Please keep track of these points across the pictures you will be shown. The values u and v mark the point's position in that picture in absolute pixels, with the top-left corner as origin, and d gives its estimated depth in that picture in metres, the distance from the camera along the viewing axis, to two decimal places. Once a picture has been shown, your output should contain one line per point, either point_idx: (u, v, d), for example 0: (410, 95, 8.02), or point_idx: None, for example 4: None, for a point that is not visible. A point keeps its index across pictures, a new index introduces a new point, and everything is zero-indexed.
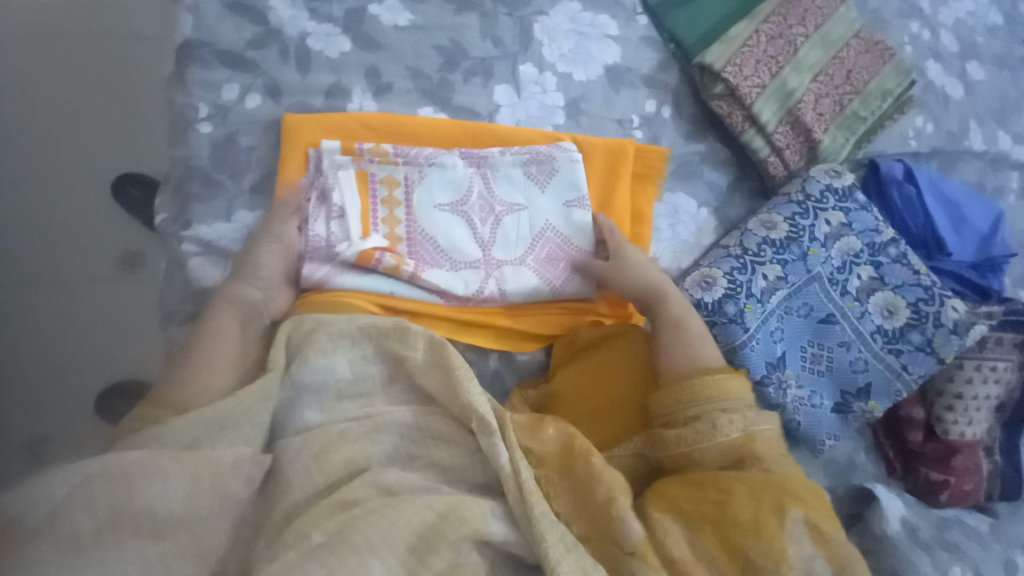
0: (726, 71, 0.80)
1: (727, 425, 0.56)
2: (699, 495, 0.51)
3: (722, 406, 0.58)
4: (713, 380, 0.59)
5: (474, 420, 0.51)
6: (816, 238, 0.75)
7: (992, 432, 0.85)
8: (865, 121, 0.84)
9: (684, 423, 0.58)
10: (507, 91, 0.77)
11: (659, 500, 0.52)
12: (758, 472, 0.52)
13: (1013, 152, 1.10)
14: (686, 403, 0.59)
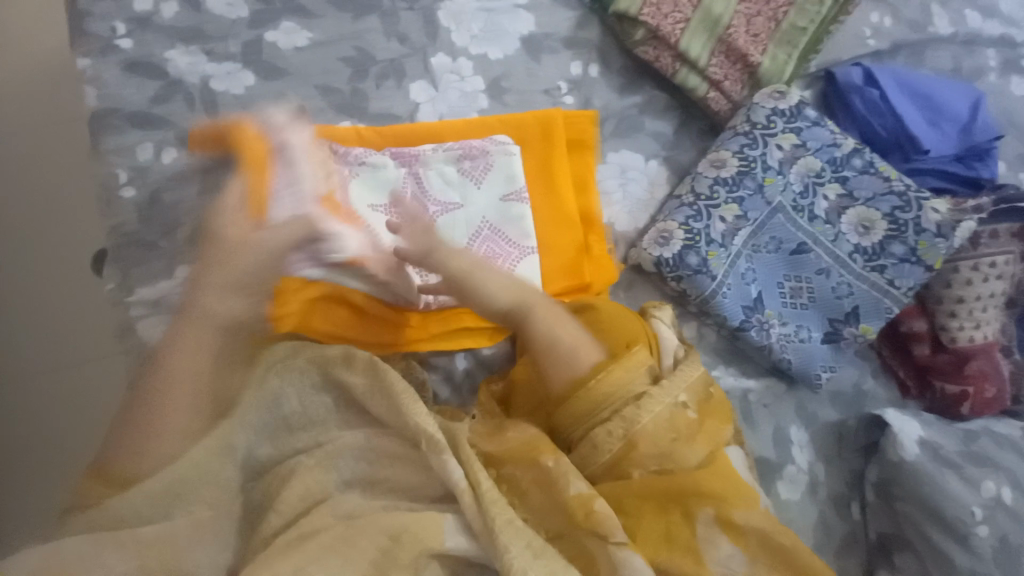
0: (643, 14, 0.75)
1: (614, 434, 0.57)
2: (663, 490, 0.55)
3: (612, 409, 0.58)
4: (598, 393, 0.59)
5: (423, 439, 0.51)
6: (771, 165, 0.71)
7: (1007, 330, 0.78)
8: (806, 31, 0.77)
9: (608, 433, 0.57)
10: (424, 87, 0.75)
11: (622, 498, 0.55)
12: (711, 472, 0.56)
13: (985, 29, 1.02)
14: (607, 411, 0.58)
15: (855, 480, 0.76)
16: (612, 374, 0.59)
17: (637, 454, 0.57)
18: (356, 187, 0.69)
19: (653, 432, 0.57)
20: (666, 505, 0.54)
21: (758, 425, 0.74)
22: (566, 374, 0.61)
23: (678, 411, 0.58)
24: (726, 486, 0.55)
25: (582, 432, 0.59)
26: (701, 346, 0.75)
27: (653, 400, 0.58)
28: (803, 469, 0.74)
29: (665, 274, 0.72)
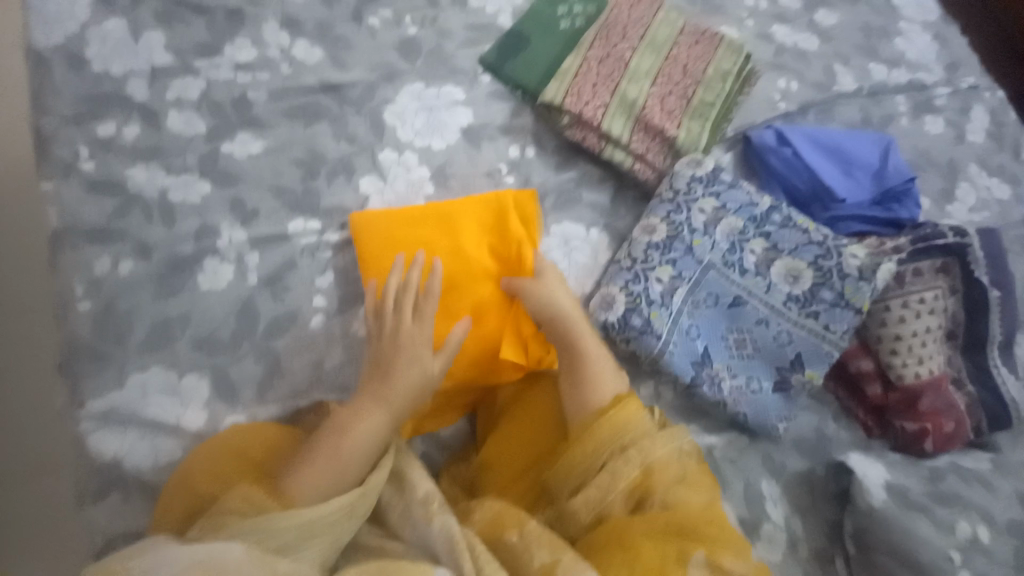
0: (567, 102, 0.84)
1: (630, 462, 0.57)
2: (657, 541, 0.52)
3: (625, 443, 0.58)
4: (615, 423, 0.59)
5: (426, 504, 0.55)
6: (696, 227, 0.77)
7: (955, 363, 0.78)
8: (713, 105, 0.87)
9: (616, 475, 0.57)
10: (373, 179, 0.81)
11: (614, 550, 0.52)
12: (709, 518, 0.54)
13: (892, 78, 1.10)
14: (617, 448, 0.58)
15: (835, 534, 0.73)
16: (630, 407, 0.60)
17: (648, 487, 0.56)
18: (303, 271, 0.73)
19: (666, 468, 0.57)
20: (664, 545, 0.51)
21: (729, 483, 0.72)
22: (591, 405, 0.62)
23: (686, 454, 0.59)
24: (719, 532, 0.52)
25: (597, 460, 0.58)
26: (659, 404, 0.75)
27: (664, 438, 0.59)
28: (780, 525, 0.71)
29: (613, 337, 0.74)
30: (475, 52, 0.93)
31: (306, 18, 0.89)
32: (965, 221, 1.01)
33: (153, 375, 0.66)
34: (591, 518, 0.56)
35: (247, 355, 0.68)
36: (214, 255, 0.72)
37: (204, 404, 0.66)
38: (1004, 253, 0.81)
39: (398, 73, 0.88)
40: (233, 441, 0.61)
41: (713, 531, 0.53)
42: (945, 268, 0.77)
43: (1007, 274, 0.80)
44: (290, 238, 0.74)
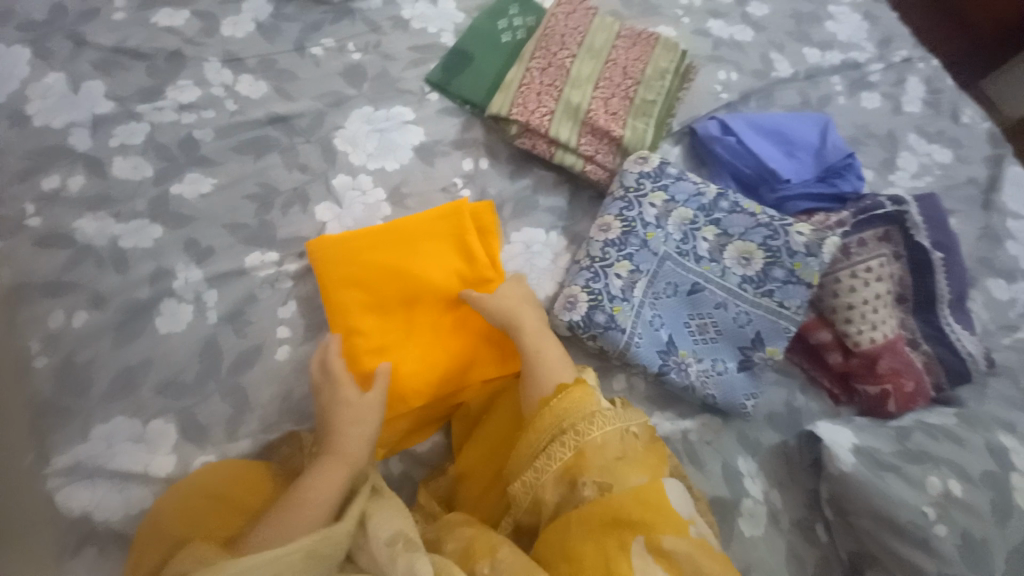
0: (513, 113, 0.86)
1: (566, 445, 0.58)
2: (593, 530, 0.52)
3: (565, 428, 0.59)
4: (554, 409, 0.60)
5: (400, 541, 0.53)
6: (649, 222, 0.80)
7: (907, 324, 0.82)
8: (655, 103, 0.90)
9: (555, 467, 0.58)
10: (330, 207, 0.81)
11: (557, 547, 0.53)
12: (645, 496, 0.53)
13: (827, 59, 1.15)
14: (556, 438, 0.59)
15: (813, 502, 0.76)
16: (573, 395, 0.61)
17: (586, 469, 0.56)
18: (268, 306, 0.73)
19: (603, 449, 0.57)
20: (602, 539, 0.52)
21: (707, 465, 0.73)
22: (535, 396, 0.63)
23: (628, 434, 0.59)
24: (657, 513, 0.52)
25: (537, 447, 0.60)
26: (633, 396, 0.77)
27: (605, 419, 0.59)
28: (759, 499, 0.73)
29: (580, 335, 0.75)
30: (420, 71, 0.95)
31: (248, 53, 0.90)
32: (909, 187, 1.05)
33: (119, 424, 0.65)
34: (532, 501, 0.58)
35: (215, 394, 0.68)
36: (172, 296, 0.71)
37: (174, 447, 0.65)
38: (943, 215, 0.84)
39: (345, 100, 0.90)
40: (205, 485, 0.60)
41: (647, 510, 0.52)
42: (886, 235, 0.81)
43: (949, 234, 0.82)
44: (250, 273, 0.74)
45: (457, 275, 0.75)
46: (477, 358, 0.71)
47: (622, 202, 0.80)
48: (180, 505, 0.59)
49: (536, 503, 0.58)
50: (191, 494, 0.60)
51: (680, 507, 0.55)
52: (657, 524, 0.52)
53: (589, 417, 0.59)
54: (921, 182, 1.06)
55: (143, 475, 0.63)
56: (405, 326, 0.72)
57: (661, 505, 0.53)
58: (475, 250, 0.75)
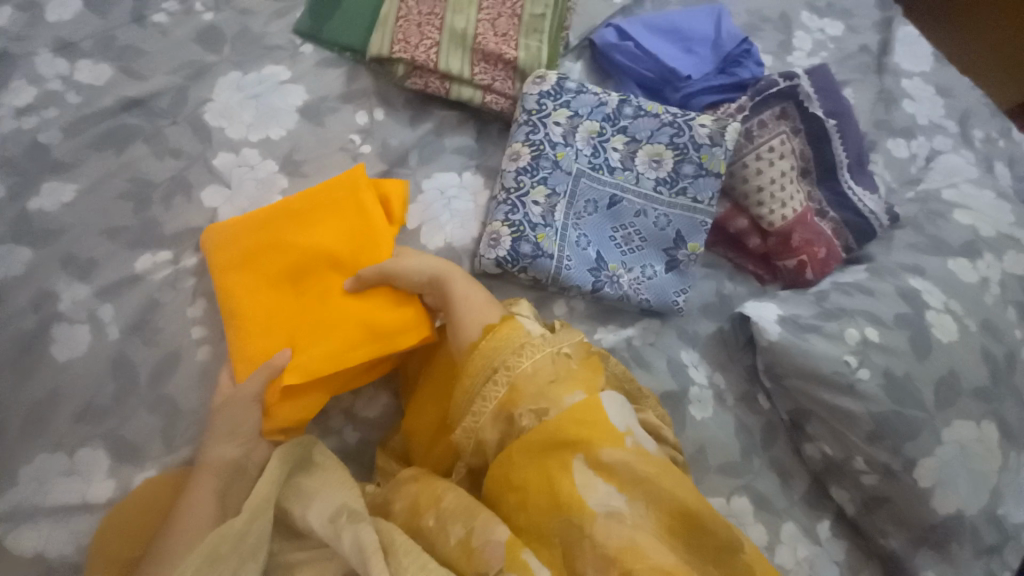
0: (395, 51, 0.79)
1: (500, 383, 0.59)
2: (534, 459, 0.54)
3: (496, 366, 0.60)
4: (484, 348, 0.61)
5: (341, 516, 0.55)
6: (557, 141, 0.77)
7: (816, 196, 0.85)
8: (545, 16, 0.86)
9: (492, 407, 0.58)
10: (217, 190, 0.75)
11: (503, 481, 0.55)
12: (579, 415, 0.55)
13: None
14: (489, 378, 0.60)
15: (751, 376, 0.81)
16: (500, 333, 0.61)
17: (521, 400, 0.57)
18: (175, 308, 0.68)
19: (535, 376, 0.58)
20: (544, 461, 0.54)
21: (652, 366, 0.77)
22: (463, 340, 0.63)
23: (563, 357, 0.60)
24: (594, 429, 0.55)
25: (475, 392, 0.60)
26: (573, 318, 0.78)
27: (534, 348, 0.60)
28: (704, 384, 0.78)
29: (510, 270, 0.75)
30: (287, 24, 0.86)
31: (80, 34, 0.78)
32: (807, 65, 1.07)
33: (37, 463, 0.60)
34: (476, 443, 0.59)
35: (139, 410, 0.64)
36: (62, 320, 0.65)
37: (108, 471, 0.61)
38: (834, 84, 0.87)
39: (207, 70, 0.81)
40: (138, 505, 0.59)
41: (582, 428, 0.55)
42: (784, 112, 0.82)
43: (840, 101, 0.85)
44: (145, 279, 0.69)
45: (346, 243, 0.69)
46: (374, 330, 0.64)
47: (527, 126, 0.78)
48: (110, 533, 0.58)
49: (479, 445, 0.59)
50: (116, 522, 0.58)
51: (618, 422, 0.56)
52: (592, 439, 0.54)
53: (518, 352, 0.60)
54: (817, 58, 1.09)
55: (80, 507, 0.59)
56: (301, 307, 0.66)
57: (594, 422, 0.55)
58: (365, 214, 0.70)
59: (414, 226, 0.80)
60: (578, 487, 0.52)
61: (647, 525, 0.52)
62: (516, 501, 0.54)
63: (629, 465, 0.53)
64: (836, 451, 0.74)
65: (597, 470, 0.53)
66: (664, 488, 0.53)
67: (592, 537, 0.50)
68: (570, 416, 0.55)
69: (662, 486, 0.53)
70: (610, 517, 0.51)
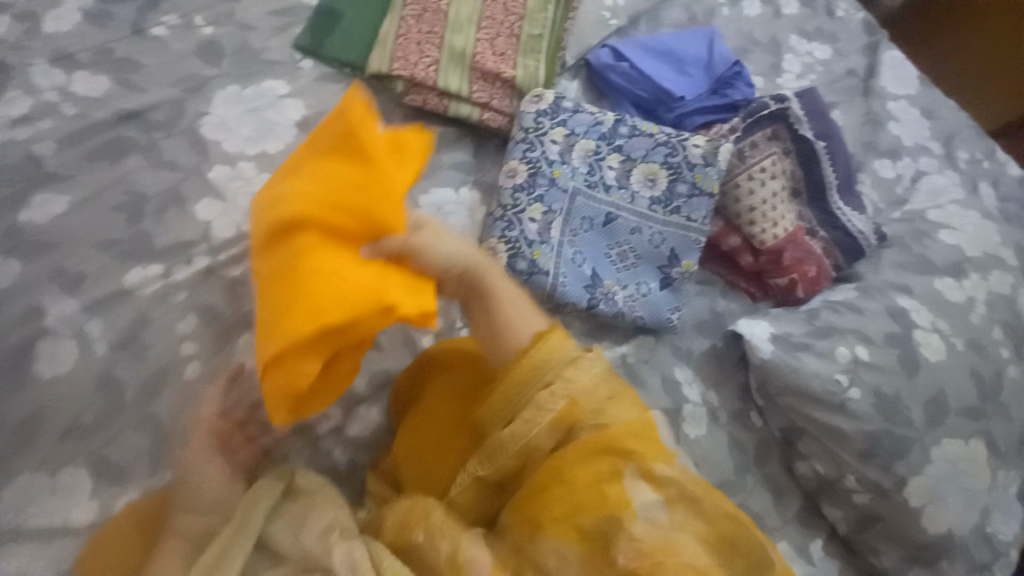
0: (393, 69, 0.80)
1: (557, 394, 0.57)
2: (586, 467, 0.54)
3: (552, 377, 0.58)
4: (539, 356, 0.58)
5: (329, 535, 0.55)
6: (554, 159, 0.78)
7: (807, 215, 0.87)
8: (542, 36, 0.87)
9: (544, 413, 0.57)
10: (211, 204, 0.75)
11: (551, 485, 0.54)
12: (632, 431, 0.56)
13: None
14: (542, 389, 0.57)
15: (744, 394, 0.81)
16: (551, 341, 0.59)
17: (580, 415, 0.57)
18: (166, 323, 0.67)
19: (594, 391, 0.58)
20: (596, 472, 0.54)
21: (647, 384, 0.77)
22: (512, 346, 0.60)
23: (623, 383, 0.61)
24: (647, 443, 0.56)
25: (524, 399, 0.58)
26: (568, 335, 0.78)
27: (590, 363, 0.59)
28: (698, 403, 0.78)
29: None
30: (285, 39, 0.86)
31: (77, 47, 0.78)
32: (795, 87, 1.10)
33: (20, 482, 0.59)
34: (522, 452, 0.57)
35: (128, 428, 0.63)
36: (51, 334, 0.64)
37: (93, 491, 0.60)
38: (822, 107, 0.89)
39: (204, 83, 0.81)
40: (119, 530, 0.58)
41: (636, 441, 0.56)
42: (775, 134, 0.83)
43: (828, 123, 0.87)
44: (136, 294, 0.68)
45: (328, 204, 0.53)
46: (386, 302, 0.51)
47: (523, 144, 0.78)
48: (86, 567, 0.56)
49: (527, 455, 0.57)
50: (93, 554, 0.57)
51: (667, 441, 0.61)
52: (645, 453, 0.55)
53: (574, 363, 0.58)
54: (805, 81, 1.11)
55: (61, 528, 0.58)
56: (322, 238, 0.53)
57: (645, 437, 0.56)
58: (377, 167, 0.55)
59: None
60: (629, 496, 0.53)
61: (690, 535, 0.52)
62: (560, 507, 0.53)
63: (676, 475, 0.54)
64: (828, 470, 0.74)
65: (647, 481, 0.53)
66: (707, 504, 0.54)
67: (635, 536, 0.51)
68: (624, 431, 0.56)
69: (706, 498, 0.54)
70: (653, 522, 0.52)
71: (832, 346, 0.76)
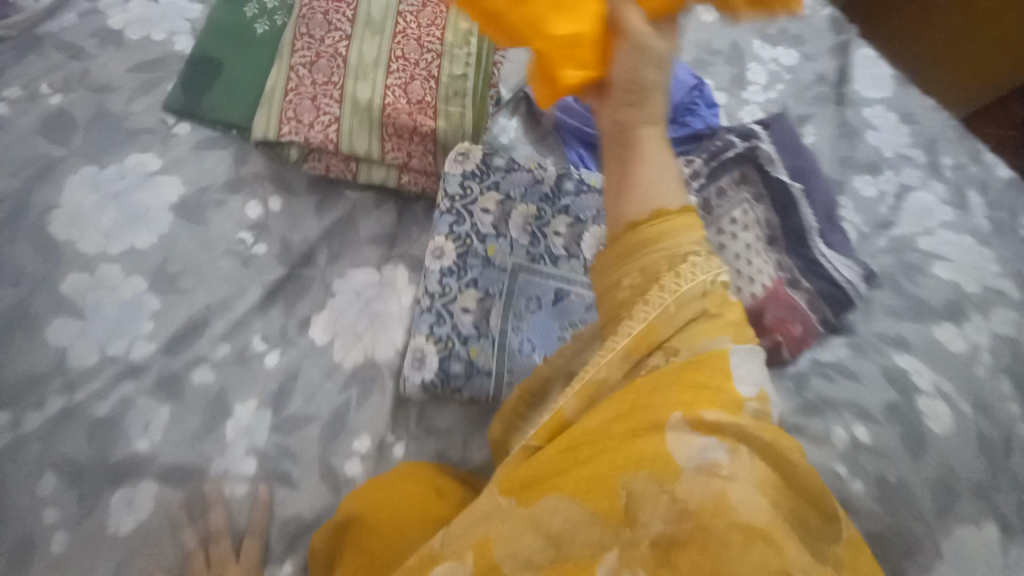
0: (284, 134, 0.66)
1: (642, 307, 0.41)
2: (626, 400, 0.39)
3: (650, 268, 0.42)
4: (642, 236, 0.42)
5: None
6: (487, 232, 0.65)
7: (786, 261, 0.74)
8: (466, 77, 0.73)
9: (637, 311, 0.41)
10: (69, 323, 0.61)
11: (577, 433, 0.40)
12: (712, 359, 0.39)
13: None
14: (634, 285, 0.42)
15: None
16: (686, 218, 0.42)
17: (656, 334, 0.41)
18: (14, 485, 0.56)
19: (687, 305, 0.41)
20: (639, 415, 0.38)
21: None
22: (617, 217, 0.43)
23: (714, 289, 0.42)
24: (721, 386, 0.38)
25: (625, 295, 0.43)
26: None
27: (695, 268, 0.42)
28: None
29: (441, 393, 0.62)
30: (154, 99, 0.71)
31: None
32: (763, 101, 0.98)
33: None
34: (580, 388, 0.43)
35: None
36: None
37: None
38: (796, 139, 0.80)
39: (51, 167, 0.66)
40: None
41: (720, 378, 0.38)
42: (746, 176, 0.74)
43: (805, 157, 0.78)
44: None
45: None
46: None
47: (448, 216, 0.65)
48: None
49: (597, 384, 0.43)
50: None
51: (743, 384, 0.38)
52: (732, 396, 0.37)
53: (679, 255, 0.42)
54: (772, 93, 1.00)
55: None
56: None
57: (728, 375, 0.38)
58: None
59: (323, 342, 0.66)
60: (681, 437, 0.36)
61: (763, 503, 0.34)
62: (564, 462, 0.39)
63: (758, 429, 0.36)
64: None
65: (711, 426, 0.36)
66: (786, 459, 0.36)
67: (673, 502, 0.34)
68: (706, 354, 0.39)
69: (790, 459, 0.36)
70: (702, 478, 0.34)
71: (829, 427, 0.65)
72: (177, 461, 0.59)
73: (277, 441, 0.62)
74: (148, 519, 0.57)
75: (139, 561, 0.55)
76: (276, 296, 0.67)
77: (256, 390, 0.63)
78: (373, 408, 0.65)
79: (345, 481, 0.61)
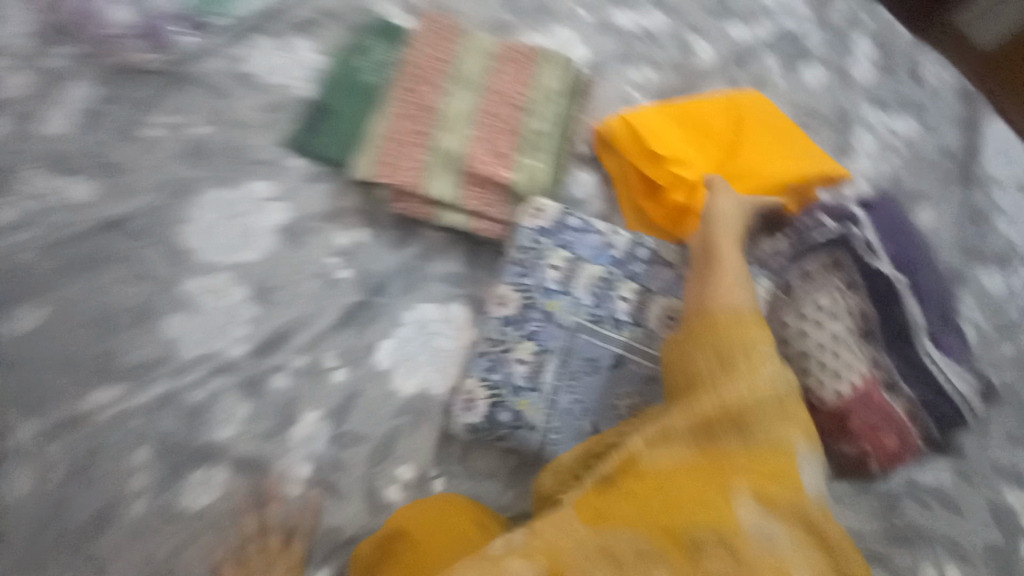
0: (378, 176, 0.73)
1: (732, 390, 0.53)
2: (708, 464, 0.48)
3: (729, 355, 0.56)
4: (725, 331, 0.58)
5: None
6: (551, 288, 0.67)
7: (883, 362, 0.67)
8: (548, 134, 0.77)
9: (720, 387, 0.53)
10: (179, 320, 0.70)
11: (655, 488, 0.49)
12: (779, 447, 0.49)
13: (755, 36, 0.99)
14: (720, 372, 0.55)
15: None
16: (761, 334, 0.58)
17: (743, 420, 0.51)
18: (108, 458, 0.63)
19: (766, 400, 0.51)
20: (708, 479, 0.47)
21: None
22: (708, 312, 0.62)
23: (787, 396, 0.52)
24: (788, 479, 0.48)
25: (720, 382, 0.54)
26: None
27: (773, 371, 0.54)
28: None
29: (486, 438, 0.65)
30: (275, 135, 0.82)
31: (69, 150, 0.77)
32: (867, 173, 0.91)
33: None
34: (658, 438, 0.53)
35: None
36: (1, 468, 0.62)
37: None
38: (903, 223, 0.73)
39: (187, 185, 0.77)
40: None
41: (782, 463, 0.48)
42: (835, 262, 0.67)
43: (912, 245, 0.71)
44: (90, 420, 0.65)
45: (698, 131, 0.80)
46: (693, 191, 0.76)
47: (520, 270, 0.68)
48: None
49: (680, 441, 0.52)
50: None
51: (807, 484, 0.49)
52: (791, 485, 0.47)
53: (755, 361, 0.55)
54: (880, 166, 0.92)
55: None
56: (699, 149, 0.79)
57: (794, 478, 0.48)
58: (728, 146, 0.79)
59: (384, 368, 0.71)
60: (768, 527, 0.44)
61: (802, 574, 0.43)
62: (644, 505, 0.48)
63: None
64: None
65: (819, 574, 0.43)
66: (821, 531, 0.46)
67: (738, 560, 0.42)
68: (778, 436, 0.50)
69: (825, 549, 0.45)
70: (765, 552, 0.43)
71: None
72: (245, 456, 0.65)
73: (330, 454, 0.66)
74: (217, 502, 0.64)
75: (201, 540, 0.62)
76: (348, 321, 0.73)
77: (319, 403, 0.68)
78: (419, 439, 0.68)
79: (383, 505, 0.65)
